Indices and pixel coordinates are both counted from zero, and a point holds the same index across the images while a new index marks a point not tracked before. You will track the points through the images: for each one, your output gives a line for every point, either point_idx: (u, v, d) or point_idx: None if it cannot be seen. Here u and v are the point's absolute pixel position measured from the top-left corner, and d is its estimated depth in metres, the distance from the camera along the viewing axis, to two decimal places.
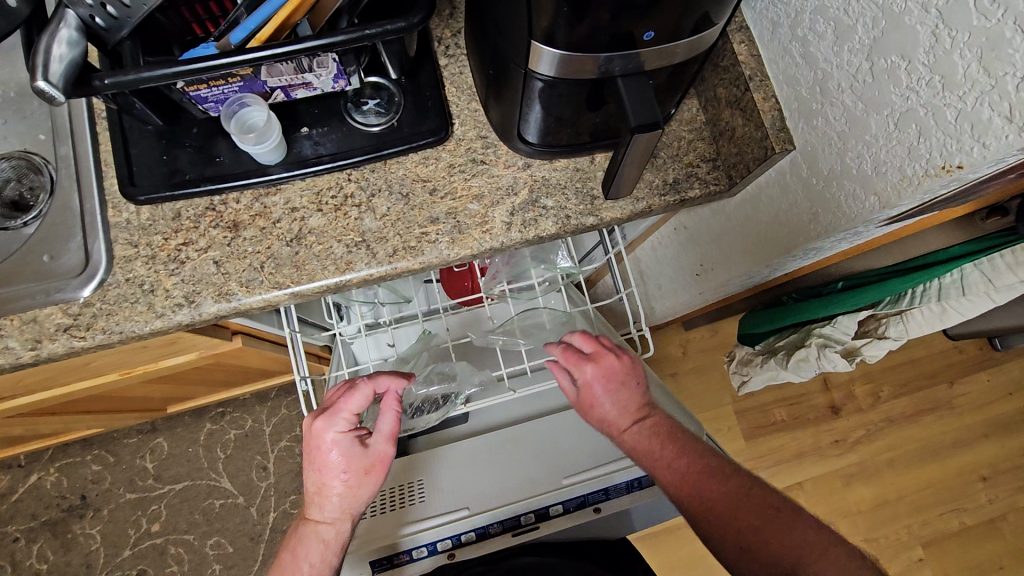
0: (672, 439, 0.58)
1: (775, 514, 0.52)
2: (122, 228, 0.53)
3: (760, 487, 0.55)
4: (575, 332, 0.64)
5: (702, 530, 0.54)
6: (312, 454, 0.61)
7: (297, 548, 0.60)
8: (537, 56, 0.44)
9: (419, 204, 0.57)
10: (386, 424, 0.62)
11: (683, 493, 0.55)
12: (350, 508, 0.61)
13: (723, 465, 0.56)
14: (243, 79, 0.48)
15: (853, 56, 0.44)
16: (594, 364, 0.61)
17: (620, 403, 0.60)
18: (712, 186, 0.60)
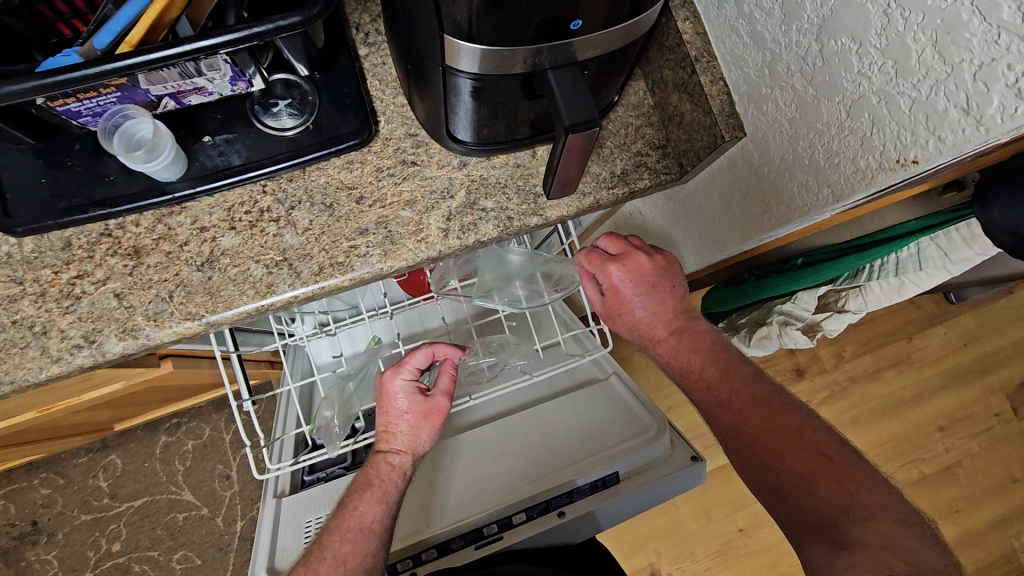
0: (712, 356, 0.56)
1: (824, 463, 0.48)
2: (2, 263, 0.47)
3: (813, 432, 0.51)
4: (601, 236, 0.62)
5: (742, 458, 0.53)
6: (383, 400, 0.66)
7: (367, 471, 0.62)
8: (455, 53, 0.39)
9: (345, 215, 0.51)
10: (445, 381, 0.67)
11: (720, 417, 0.54)
12: (414, 446, 0.64)
13: (770, 397, 0.53)
14: (120, 89, 0.41)
15: (802, 36, 0.40)
16: (621, 266, 0.60)
17: (651, 306, 0.59)
18: (663, 176, 0.57)
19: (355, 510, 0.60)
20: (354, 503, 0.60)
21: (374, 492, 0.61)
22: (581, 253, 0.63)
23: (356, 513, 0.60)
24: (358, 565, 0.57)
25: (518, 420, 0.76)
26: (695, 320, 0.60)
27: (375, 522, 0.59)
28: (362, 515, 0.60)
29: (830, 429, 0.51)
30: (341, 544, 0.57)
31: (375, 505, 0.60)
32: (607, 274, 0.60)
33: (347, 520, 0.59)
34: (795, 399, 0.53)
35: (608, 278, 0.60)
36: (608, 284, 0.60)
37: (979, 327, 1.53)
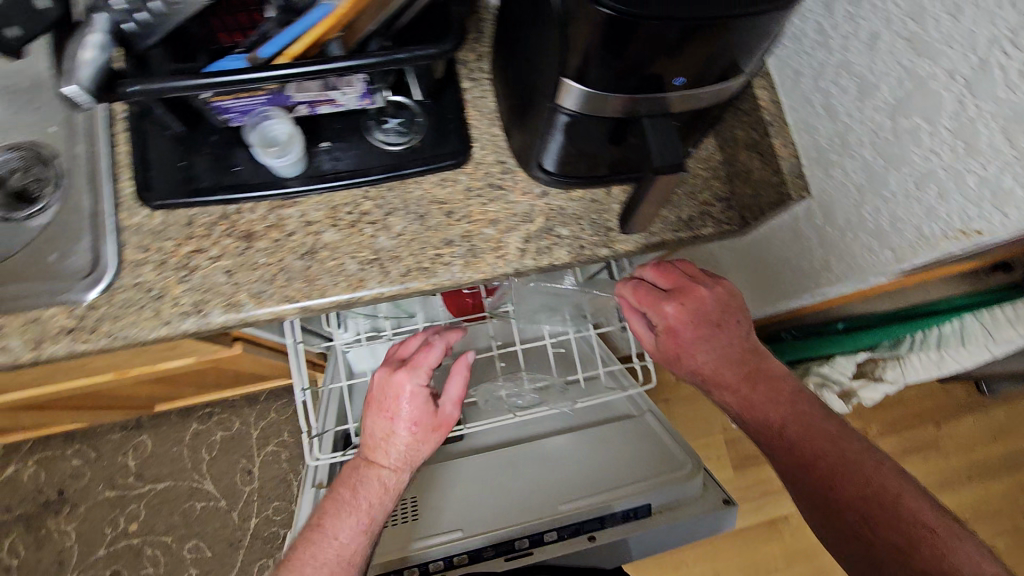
0: (795, 411, 0.55)
1: (927, 535, 0.48)
2: (134, 231, 0.52)
3: (912, 500, 0.50)
4: (648, 269, 0.60)
5: (831, 525, 0.51)
6: (382, 400, 0.61)
7: (355, 485, 0.59)
8: (565, 92, 0.44)
9: (434, 226, 0.57)
10: (454, 390, 0.64)
11: (804, 479, 0.53)
12: (411, 459, 0.61)
13: (861, 456, 0.52)
14: (269, 93, 0.48)
15: (875, 112, 0.45)
16: (679, 303, 0.56)
17: (715, 350, 0.56)
18: (725, 226, 0.60)
19: (332, 538, 0.57)
20: (330, 528, 0.57)
21: (358, 518, 0.58)
22: (626, 287, 0.60)
23: (334, 541, 0.57)
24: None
25: (563, 441, 0.78)
26: (762, 359, 0.57)
27: (356, 554, 0.57)
28: (343, 546, 0.56)
29: (929, 497, 0.51)
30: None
31: (357, 536, 0.57)
32: (665, 313, 0.57)
33: (323, 549, 0.56)
34: (889, 459, 0.52)
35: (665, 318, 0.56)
36: (666, 326, 0.57)
37: (1011, 422, 1.50)
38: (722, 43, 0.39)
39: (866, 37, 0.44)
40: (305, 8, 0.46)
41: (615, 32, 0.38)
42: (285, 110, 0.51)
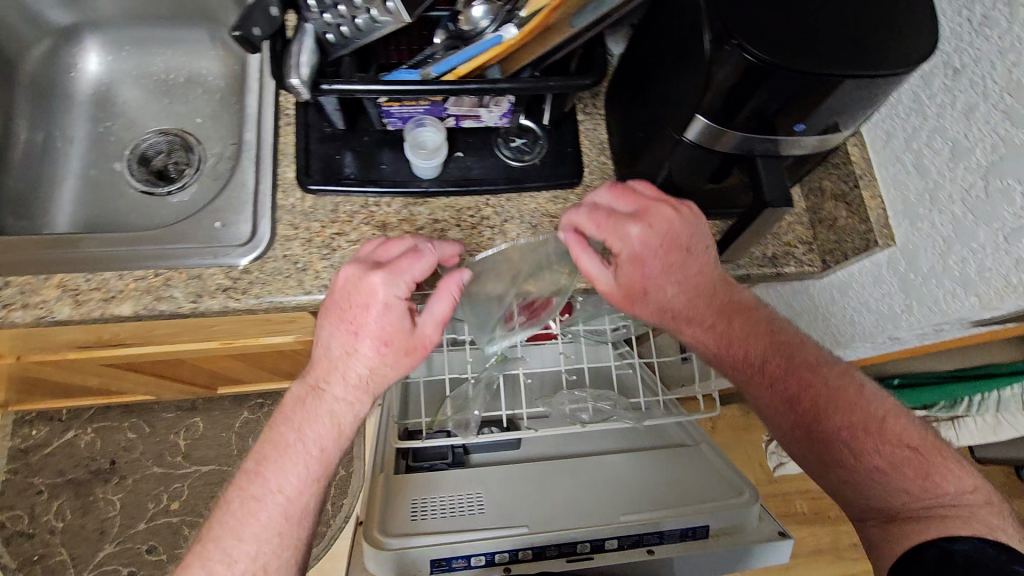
0: (768, 348, 0.57)
1: (910, 455, 0.52)
2: (288, 211, 0.59)
3: (894, 422, 0.53)
4: (605, 191, 0.56)
5: (808, 450, 0.55)
6: (346, 305, 0.54)
7: (304, 424, 0.54)
8: (689, 124, 0.50)
9: (545, 236, 0.63)
10: (440, 305, 0.55)
11: (784, 412, 0.56)
12: (372, 385, 0.55)
13: (841, 386, 0.55)
14: (430, 103, 0.55)
15: (967, 173, 0.50)
16: (644, 225, 0.54)
17: (682, 282, 0.56)
18: (807, 266, 0.65)
19: (276, 492, 0.53)
20: (273, 482, 0.53)
21: (306, 468, 0.54)
22: (581, 215, 0.56)
23: (278, 496, 0.53)
24: (281, 566, 0.52)
25: (623, 457, 0.81)
26: (731, 292, 0.58)
27: (305, 504, 0.53)
28: (288, 500, 0.53)
29: (909, 415, 0.55)
30: (262, 541, 0.51)
31: (305, 487, 0.53)
32: (631, 240, 0.54)
33: (266, 504, 0.52)
34: (866, 383, 0.56)
35: (631, 241, 0.54)
36: (630, 253, 0.55)
37: None
38: (846, 98, 0.45)
39: (963, 107, 0.50)
40: (472, 37, 0.54)
41: (753, 81, 0.44)
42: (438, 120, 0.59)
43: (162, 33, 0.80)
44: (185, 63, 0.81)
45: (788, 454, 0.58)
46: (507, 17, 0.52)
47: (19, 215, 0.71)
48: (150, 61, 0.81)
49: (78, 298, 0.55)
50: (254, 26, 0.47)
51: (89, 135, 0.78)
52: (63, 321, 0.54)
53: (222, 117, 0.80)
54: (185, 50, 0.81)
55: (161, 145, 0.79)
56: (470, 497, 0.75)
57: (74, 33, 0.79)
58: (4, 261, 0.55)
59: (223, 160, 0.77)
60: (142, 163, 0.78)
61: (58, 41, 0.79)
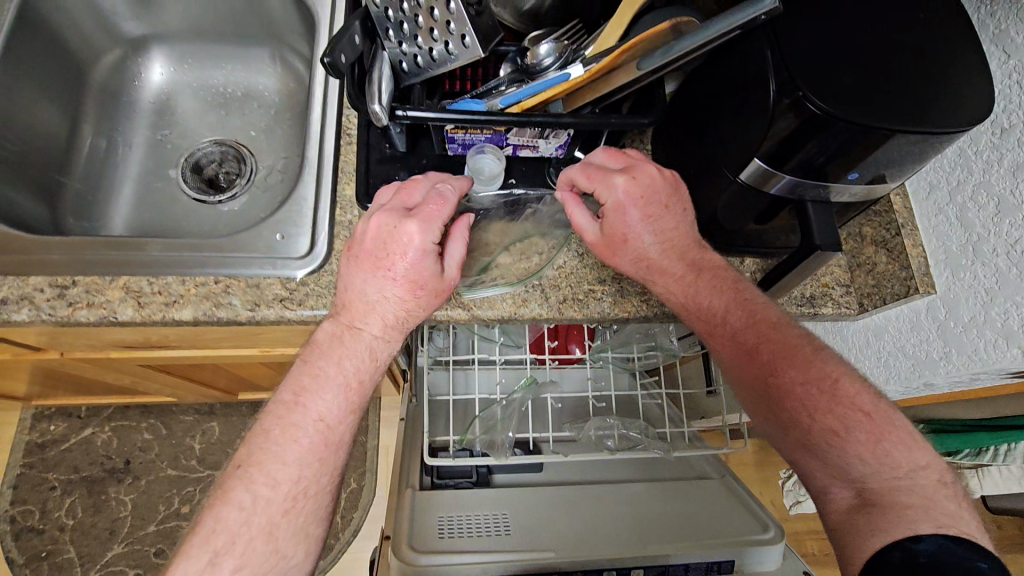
0: (734, 302, 0.56)
1: (860, 419, 0.50)
2: (345, 227, 0.61)
3: (850, 386, 0.52)
4: (602, 151, 0.59)
5: (770, 407, 0.54)
6: (370, 244, 0.53)
7: (340, 358, 0.54)
8: (747, 166, 0.52)
9: (591, 264, 0.64)
10: (457, 248, 0.55)
11: (746, 366, 0.55)
12: (404, 327, 0.56)
13: (801, 345, 0.54)
14: (493, 132, 0.58)
15: (1012, 228, 0.52)
16: (629, 176, 0.56)
17: (658, 234, 0.57)
18: (844, 309, 0.63)
19: (316, 419, 0.53)
20: (312, 408, 0.53)
21: (346, 398, 0.55)
22: (575, 167, 0.58)
23: (319, 424, 0.53)
24: (321, 490, 0.53)
25: (646, 486, 0.82)
26: (702, 252, 0.58)
27: (344, 434, 0.55)
28: (328, 428, 0.54)
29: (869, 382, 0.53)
30: (302, 467, 0.52)
31: (343, 416, 0.54)
32: (616, 190, 0.55)
33: (305, 430, 0.53)
34: (828, 349, 0.54)
35: (617, 190, 0.55)
36: (614, 204, 0.56)
37: None
38: (901, 150, 0.47)
39: (1009, 164, 0.52)
40: (537, 73, 0.56)
41: (817, 128, 0.45)
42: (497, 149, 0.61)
43: (224, 49, 0.83)
44: (244, 78, 0.84)
45: (749, 413, 0.58)
46: (572, 58, 0.55)
47: (80, 216, 0.73)
48: (210, 75, 0.84)
49: (141, 300, 0.56)
50: (341, 53, 0.50)
51: (148, 141, 0.81)
52: (125, 321, 0.56)
53: (276, 132, 0.82)
54: (245, 67, 0.84)
55: (215, 154, 0.82)
56: (496, 517, 0.76)
57: (142, 45, 0.82)
58: (74, 260, 0.57)
59: (274, 173, 0.79)
60: (195, 171, 0.80)
61: (126, 52, 0.82)
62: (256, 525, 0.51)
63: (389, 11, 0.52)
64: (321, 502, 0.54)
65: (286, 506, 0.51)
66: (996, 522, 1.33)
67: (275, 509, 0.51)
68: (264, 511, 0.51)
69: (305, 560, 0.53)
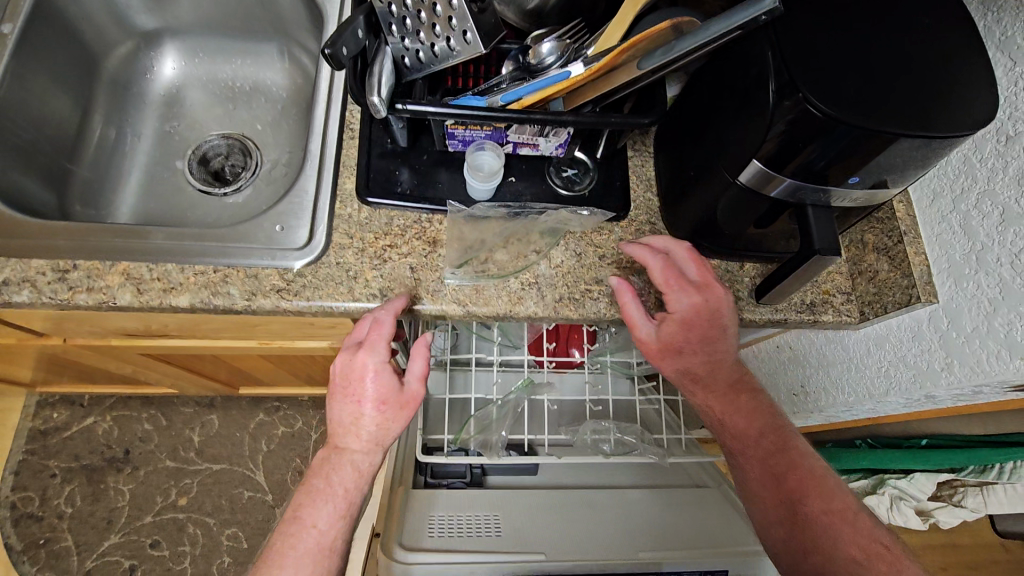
0: (768, 427, 0.61)
1: (879, 550, 0.53)
2: (344, 220, 0.62)
3: (865, 518, 0.56)
4: (684, 250, 0.59)
5: (786, 534, 0.58)
6: (343, 383, 0.57)
7: (329, 474, 0.58)
8: (744, 167, 0.51)
9: (588, 264, 0.64)
10: (418, 365, 0.59)
11: (772, 488, 0.59)
12: (383, 438, 0.59)
13: (825, 478, 0.59)
14: (493, 129, 0.58)
15: (1018, 238, 0.51)
16: (699, 296, 0.57)
17: (711, 356, 0.60)
18: (845, 317, 0.65)
19: (310, 526, 0.56)
20: (307, 516, 0.56)
21: (336, 503, 0.57)
22: (654, 261, 0.58)
23: (313, 529, 0.56)
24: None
25: (642, 494, 0.82)
26: (744, 375, 0.63)
27: (336, 539, 0.56)
28: (320, 534, 0.56)
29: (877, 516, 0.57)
30: (301, 566, 0.54)
31: (335, 520, 0.57)
32: (683, 303, 0.57)
33: (302, 540, 0.55)
34: (843, 482, 0.59)
35: (683, 305, 0.57)
36: (678, 316, 0.58)
37: None
38: (902, 155, 0.46)
39: (1015, 172, 0.51)
40: (538, 71, 0.57)
41: (817, 130, 0.45)
42: (497, 145, 0.61)
43: (234, 43, 0.84)
44: (253, 72, 0.85)
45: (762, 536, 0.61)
46: (573, 57, 0.55)
47: (87, 204, 0.74)
48: (220, 68, 0.85)
49: (140, 287, 0.57)
50: (343, 45, 0.51)
51: (157, 133, 0.82)
52: (123, 306, 0.57)
53: (282, 127, 0.83)
54: (254, 61, 0.85)
55: (221, 147, 0.83)
56: (488, 519, 0.75)
57: (156, 38, 0.84)
58: (76, 244, 0.58)
59: (278, 167, 0.80)
60: (201, 163, 0.81)
61: (139, 45, 0.83)
62: None
63: (393, 7, 0.52)
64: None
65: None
66: (1002, 544, 1.30)
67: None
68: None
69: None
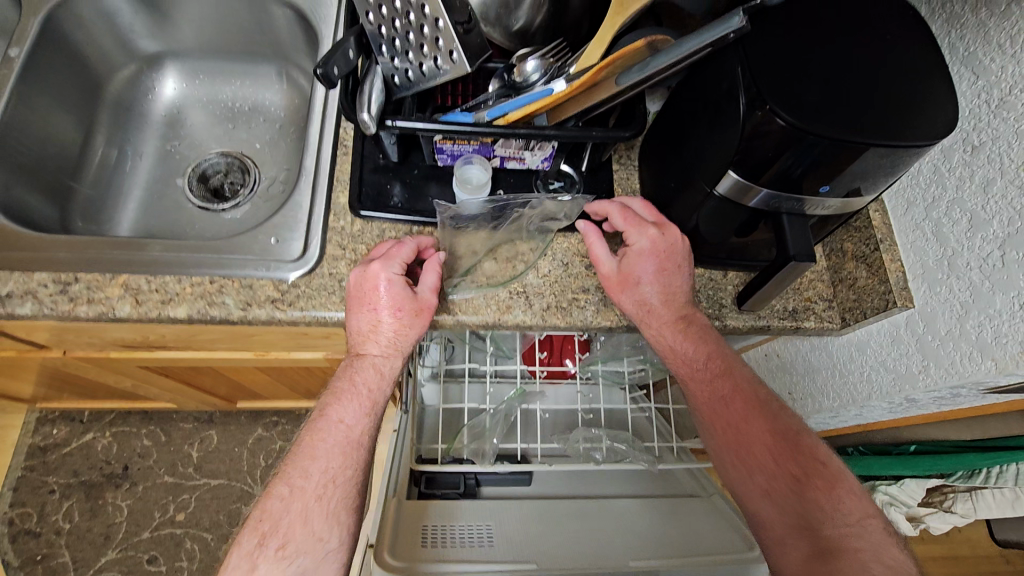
0: (716, 352, 0.60)
1: (817, 469, 0.56)
2: (337, 233, 0.64)
3: (808, 439, 0.58)
4: (640, 202, 0.64)
5: (735, 455, 0.59)
6: (356, 293, 0.58)
7: (352, 375, 0.60)
8: (720, 178, 0.54)
9: (575, 273, 0.65)
10: (431, 277, 0.60)
11: (720, 413, 0.60)
12: (401, 345, 0.60)
13: (771, 402, 0.60)
14: (480, 143, 0.60)
15: (985, 243, 0.53)
16: (659, 230, 0.60)
17: (665, 287, 0.60)
18: (827, 323, 0.67)
19: (337, 422, 0.59)
20: (333, 414, 0.59)
21: (361, 403, 0.59)
22: (614, 206, 0.62)
23: (339, 426, 0.59)
24: (348, 479, 0.57)
25: (634, 504, 0.82)
26: (694, 309, 0.62)
27: (362, 435, 0.59)
28: (348, 429, 0.59)
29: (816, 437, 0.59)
30: (330, 459, 0.57)
31: (361, 417, 0.59)
32: (642, 239, 0.60)
33: (329, 434, 0.58)
34: (788, 407, 0.61)
35: (645, 238, 0.59)
36: (637, 249, 0.60)
37: None
38: (868, 165, 0.48)
39: (980, 181, 0.53)
40: (523, 88, 0.59)
41: (786, 140, 0.47)
42: (485, 158, 0.64)
43: (234, 65, 0.88)
44: (251, 92, 0.88)
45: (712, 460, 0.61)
46: (556, 74, 0.58)
47: (88, 219, 0.76)
48: (220, 89, 0.88)
49: (139, 298, 0.59)
50: (333, 66, 0.53)
51: (158, 152, 0.85)
52: (122, 317, 0.59)
53: (279, 144, 0.86)
54: (252, 82, 0.88)
55: (220, 165, 0.85)
56: (480, 527, 0.77)
57: (157, 60, 0.87)
58: (77, 257, 0.60)
59: (276, 183, 0.83)
60: (200, 180, 0.84)
61: (141, 67, 0.86)
62: (294, 511, 0.54)
63: (383, 28, 0.55)
64: (350, 492, 0.57)
65: (319, 492, 0.55)
66: (1003, 555, 1.28)
67: (309, 496, 0.55)
68: (300, 498, 0.55)
69: (339, 548, 0.56)
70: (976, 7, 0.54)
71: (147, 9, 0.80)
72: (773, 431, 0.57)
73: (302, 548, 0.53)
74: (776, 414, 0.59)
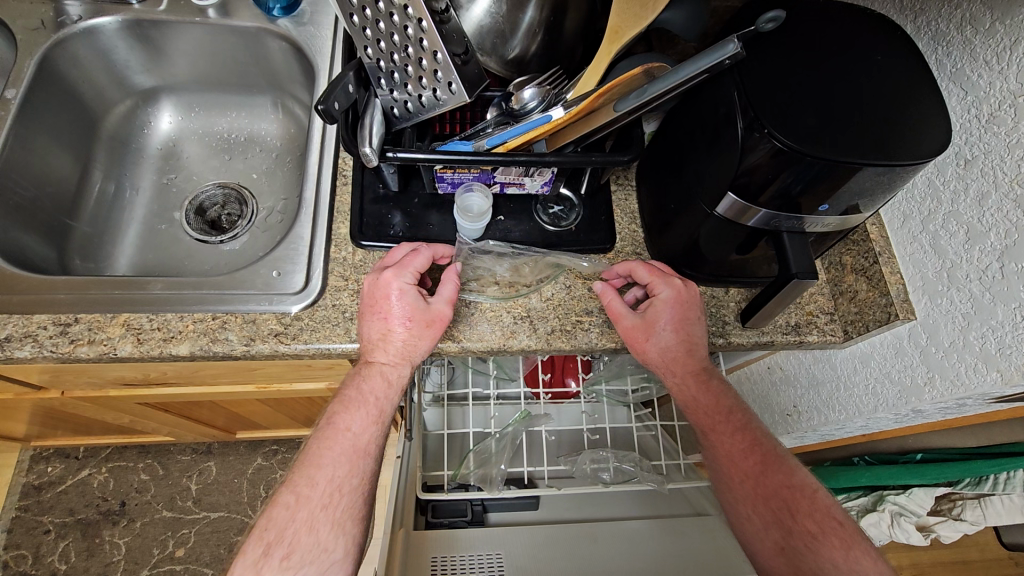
0: (736, 406, 0.62)
1: (833, 525, 0.54)
2: (339, 263, 0.64)
3: (826, 498, 0.56)
4: (658, 261, 0.66)
5: (747, 508, 0.58)
6: (372, 302, 0.58)
7: (360, 383, 0.58)
8: (720, 200, 0.54)
9: (578, 296, 0.65)
10: (448, 288, 0.59)
11: (736, 464, 0.59)
12: (411, 355, 0.58)
13: (786, 458, 0.59)
14: (480, 171, 0.61)
15: (984, 254, 0.53)
16: (681, 283, 0.61)
17: (685, 336, 0.61)
18: (830, 336, 0.68)
19: (344, 430, 0.57)
20: (341, 421, 0.57)
21: (368, 409, 0.58)
22: (641, 263, 0.63)
23: (347, 433, 0.57)
24: (355, 488, 0.56)
25: (643, 525, 0.82)
26: (711, 364, 0.63)
27: (370, 442, 0.58)
28: (355, 436, 0.57)
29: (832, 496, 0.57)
30: (337, 467, 0.56)
31: (368, 424, 0.58)
32: (666, 289, 0.61)
33: (338, 441, 0.57)
34: (802, 465, 0.60)
35: (671, 289, 0.61)
36: (662, 298, 0.61)
37: None
38: (868, 183, 0.49)
39: (975, 194, 0.54)
40: (521, 116, 0.59)
41: (785, 161, 0.47)
42: (486, 187, 0.65)
43: (229, 98, 0.88)
44: (247, 124, 0.89)
45: (725, 515, 0.60)
46: (554, 100, 0.58)
47: (85, 257, 0.76)
48: (215, 121, 0.89)
49: (140, 337, 0.58)
50: (334, 101, 0.53)
51: (155, 186, 0.85)
52: (123, 357, 0.58)
53: (276, 174, 0.86)
54: (248, 113, 0.89)
55: (217, 197, 0.85)
56: (488, 556, 0.75)
57: (152, 95, 0.87)
58: (76, 298, 0.59)
59: (273, 214, 0.82)
60: (198, 213, 0.83)
61: (137, 103, 0.86)
62: (300, 519, 0.53)
63: (381, 62, 0.55)
64: (356, 501, 0.56)
65: (325, 501, 0.54)
66: (1012, 559, 1.27)
67: (315, 505, 0.54)
68: (306, 506, 0.54)
69: (345, 559, 0.54)
70: (961, 25, 0.55)
71: (141, 45, 0.81)
72: (789, 483, 0.57)
73: (307, 558, 0.52)
74: (791, 469, 0.58)
